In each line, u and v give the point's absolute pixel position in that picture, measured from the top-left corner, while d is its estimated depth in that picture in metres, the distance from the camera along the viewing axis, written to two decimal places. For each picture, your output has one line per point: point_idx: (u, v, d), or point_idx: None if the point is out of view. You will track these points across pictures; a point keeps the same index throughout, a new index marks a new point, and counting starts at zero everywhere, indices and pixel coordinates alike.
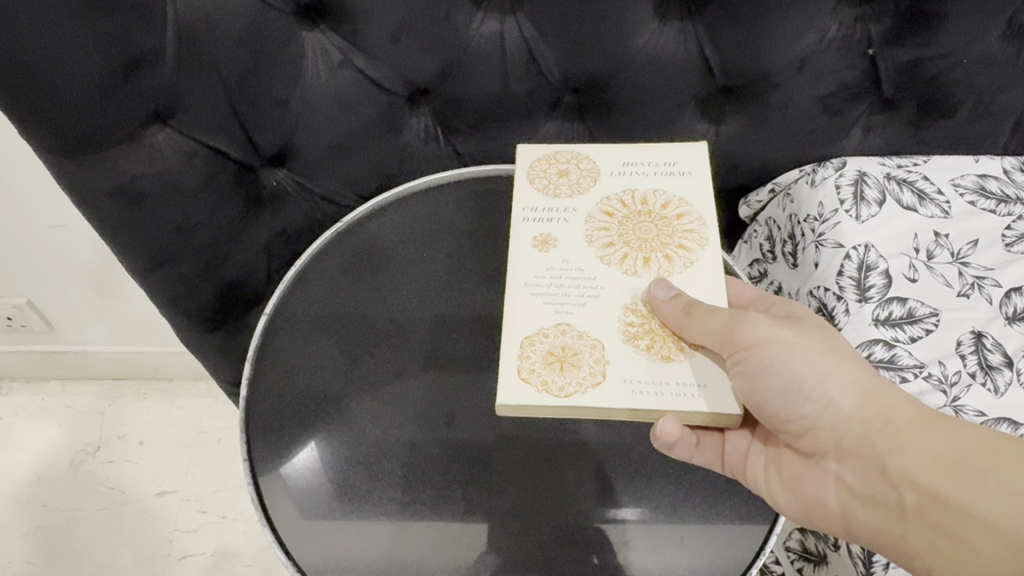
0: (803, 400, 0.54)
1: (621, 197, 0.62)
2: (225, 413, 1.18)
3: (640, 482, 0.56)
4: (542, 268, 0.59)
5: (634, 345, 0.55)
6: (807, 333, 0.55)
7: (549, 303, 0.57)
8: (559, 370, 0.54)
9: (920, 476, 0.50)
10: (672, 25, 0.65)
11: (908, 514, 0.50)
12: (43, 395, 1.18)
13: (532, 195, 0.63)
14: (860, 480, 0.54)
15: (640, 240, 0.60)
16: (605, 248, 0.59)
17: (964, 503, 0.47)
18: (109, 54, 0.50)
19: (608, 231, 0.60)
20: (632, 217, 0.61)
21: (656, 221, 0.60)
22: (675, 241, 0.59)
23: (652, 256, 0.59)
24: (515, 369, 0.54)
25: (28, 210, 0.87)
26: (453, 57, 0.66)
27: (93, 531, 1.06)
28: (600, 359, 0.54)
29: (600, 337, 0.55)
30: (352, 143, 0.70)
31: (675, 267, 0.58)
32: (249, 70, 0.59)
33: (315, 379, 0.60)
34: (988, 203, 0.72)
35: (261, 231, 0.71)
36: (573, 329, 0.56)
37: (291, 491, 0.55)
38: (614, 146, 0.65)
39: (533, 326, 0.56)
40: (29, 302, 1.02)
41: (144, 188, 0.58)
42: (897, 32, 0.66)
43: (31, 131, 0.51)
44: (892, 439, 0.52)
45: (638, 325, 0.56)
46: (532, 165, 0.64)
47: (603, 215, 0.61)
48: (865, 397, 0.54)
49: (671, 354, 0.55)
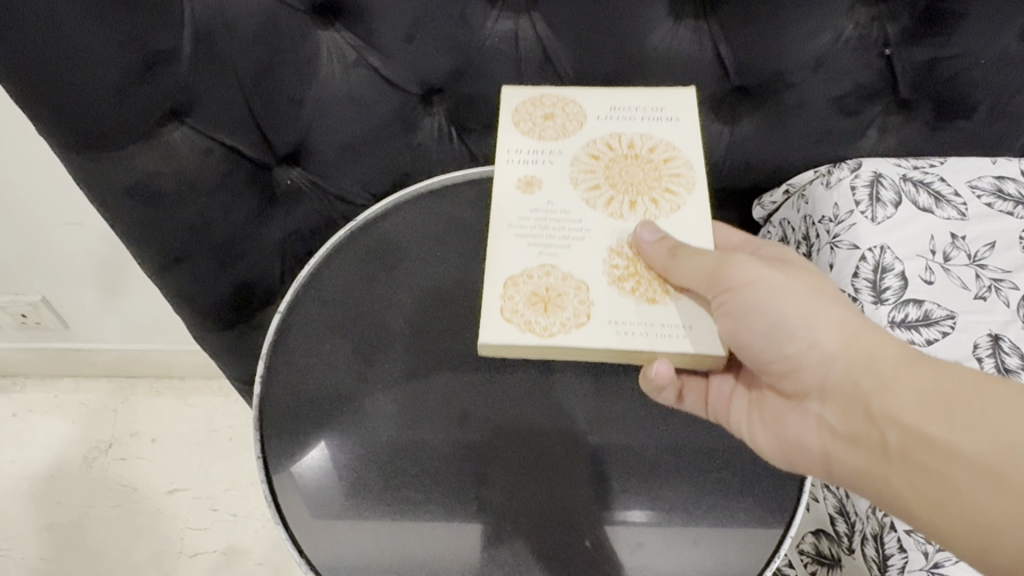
0: (787, 339, 0.53)
1: (607, 139, 0.61)
2: (238, 411, 1.18)
3: (654, 483, 0.56)
4: (526, 211, 0.58)
5: (619, 287, 0.55)
6: (796, 274, 0.55)
7: (533, 244, 0.57)
8: (542, 310, 0.54)
9: (903, 416, 0.49)
10: (688, 24, 0.65)
11: (890, 453, 0.49)
12: (57, 392, 1.19)
13: (518, 138, 0.62)
14: (841, 419, 0.53)
15: (626, 184, 0.59)
16: (590, 190, 0.59)
17: (948, 443, 0.47)
18: (125, 52, 0.50)
19: (593, 174, 0.59)
20: (619, 160, 0.60)
21: (643, 164, 0.60)
22: (663, 185, 0.59)
23: (638, 199, 0.59)
24: (498, 310, 0.54)
25: (45, 207, 0.88)
26: (467, 57, 0.66)
27: (105, 528, 1.07)
28: (584, 300, 0.54)
29: (584, 278, 0.55)
30: (366, 142, 0.70)
31: (661, 211, 0.58)
32: (264, 69, 0.60)
33: (328, 376, 0.60)
34: (1006, 205, 0.72)
35: (275, 229, 0.71)
36: (556, 270, 0.56)
37: (302, 487, 0.55)
38: (601, 91, 0.63)
39: (516, 266, 0.56)
40: (44, 299, 1.03)
41: (160, 185, 0.58)
42: (914, 32, 0.65)
43: (48, 128, 0.52)
44: (876, 379, 0.51)
45: (623, 267, 0.56)
46: (518, 107, 0.63)
47: (586, 158, 0.60)
48: (849, 338, 0.52)
49: (656, 296, 0.55)
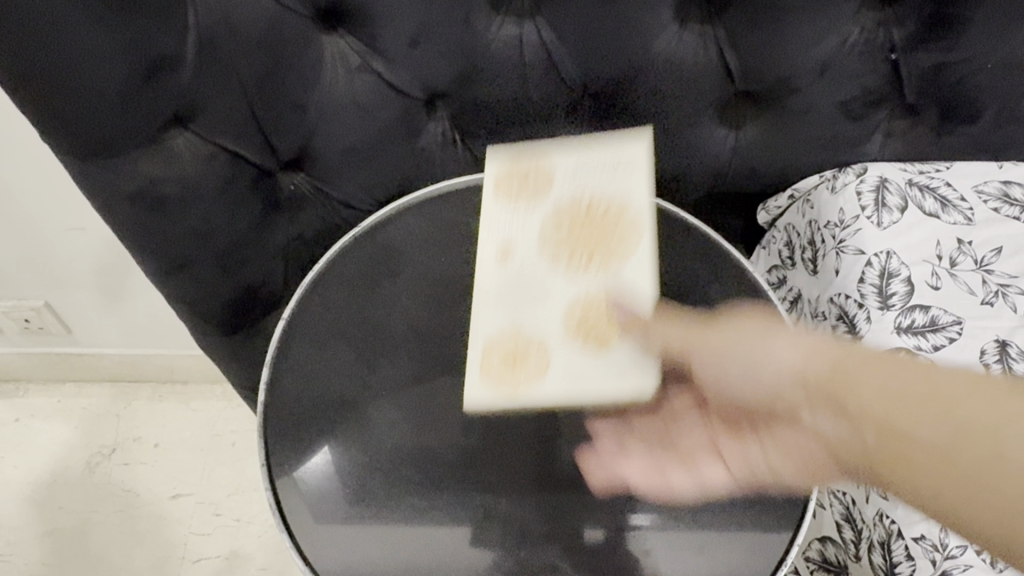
0: (749, 368, 0.49)
1: (573, 191, 0.61)
2: (241, 416, 1.18)
3: (659, 491, 0.55)
4: (497, 285, 0.60)
5: (575, 333, 0.56)
6: (748, 320, 0.51)
7: (506, 309, 0.59)
8: (512, 367, 0.56)
9: (879, 416, 0.42)
10: (693, 28, 0.65)
11: (873, 463, 0.43)
12: (59, 396, 1.18)
13: (495, 202, 0.62)
14: (834, 429, 0.45)
15: (587, 243, 0.59)
16: (556, 258, 0.60)
17: (925, 440, 0.41)
18: (129, 58, 0.50)
19: (561, 244, 0.60)
20: (582, 224, 0.60)
21: (601, 222, 0.59)
22: (616, 241, 0.59)
23: (596, 258, 0.58)
24: (473, 372, 0.56)
25: (49, 211, 0.88)
26: (471, 62, 0.66)
27: (107, 534, 1.07)
28: (544, 349, 0.56)
29: (546, 325, 0.57)
30: (369, 147, 0.70)
31: (613, 263, 0.58)
32: (268, 74, 0.59)
33: (332, 382, 0.60)
34: (1012, 209, 0.71)
35: (278, 234, 0.71)
36: (523, 336, 0.57)
37: (305, 492, 0.55)
38: (568, 145, 0.63)
39: (491, 332, 0.58)
40: (47, 304, 1.03)
41: (163, 191, 0.58)
42: (921, 36, 0.65)
43: (52, 134, 0.52)
44: (840, 383, 0.45)
45: (580, 320, 0.57)
46: (500, 169, 0.63)
47: (554, 219, 0.61)
48: (808, 350, 0.47)
49: (606, 341, 0.55)
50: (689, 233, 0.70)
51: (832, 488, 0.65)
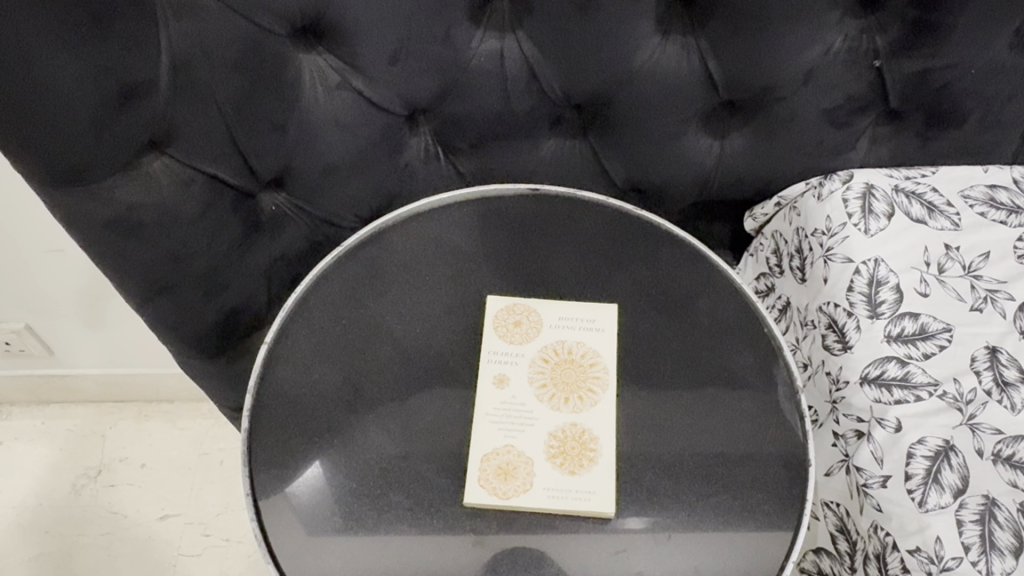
0: None
1: (552, 344, 0.62)
2: (227, 434, 1.17)
3: (653, 509, 0.54)
4: (493, 404, 0.59)
5: (557, 462, 0.56)
6: None
7: (496, 424, 0.58)
8: (503, 477, 0.56)
9: None
10: (676, 39, 0.65)
11: None
12: (43, 419, 1.17)
13: (494, 340, 0.63)
14: None
15: (564, 385, 0.60)
16: (541, 393, 0.60)
17: None
18: (103, 85, 0.49)
19: (545, 385, 0.60)
20: (561, 373, 0.61)
21: (577, 376, 0.61)
22: (589, 384, 0.60)
23: (573, 394, 0.60)
24: (468, 469, 0.56)
25: (26, 235, 0.87)
26: (452, 76, 0.66)
27: (95, 556, 1.05)
28: (531, 471, 0.56)
29: (533, 450, 0.57)
30: (352, 165, 0.69)
31: (587, 404, 0.59)
32: (245, 95, 0.59)
33: (318, 407, 0.59)
34: (999, 214, 0.70)
35: (261, 255, 0.69)
36: (513, 450, 0.57)
37: (292, 518, 0.53)
38: (556, 299, 0.65)
39: (482, 441, 0.57)
40: (29, 327, 1.01)
41: (141, 217, 0.57)
42: (904, 43, 0.65)
43: (23, 164, 0.50)
44: None
45: (560, 441, 0.57)
46: (496, 314, 0.64)
47: (539, 366, 0.61)
48: None
49: (583, 464, 0.56)
50: (677, 245, 0.69)
51: (826, 499, 0.65)
